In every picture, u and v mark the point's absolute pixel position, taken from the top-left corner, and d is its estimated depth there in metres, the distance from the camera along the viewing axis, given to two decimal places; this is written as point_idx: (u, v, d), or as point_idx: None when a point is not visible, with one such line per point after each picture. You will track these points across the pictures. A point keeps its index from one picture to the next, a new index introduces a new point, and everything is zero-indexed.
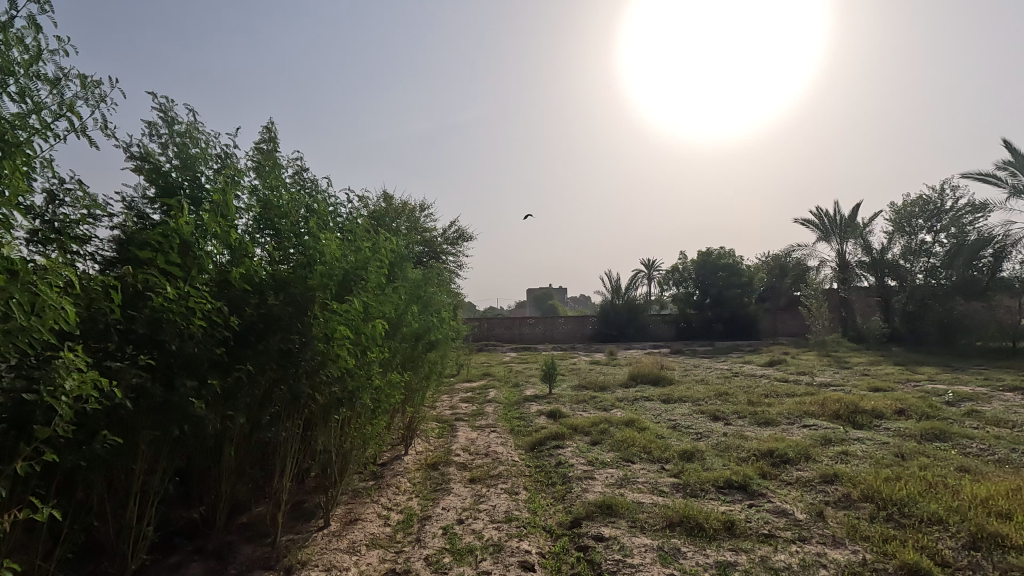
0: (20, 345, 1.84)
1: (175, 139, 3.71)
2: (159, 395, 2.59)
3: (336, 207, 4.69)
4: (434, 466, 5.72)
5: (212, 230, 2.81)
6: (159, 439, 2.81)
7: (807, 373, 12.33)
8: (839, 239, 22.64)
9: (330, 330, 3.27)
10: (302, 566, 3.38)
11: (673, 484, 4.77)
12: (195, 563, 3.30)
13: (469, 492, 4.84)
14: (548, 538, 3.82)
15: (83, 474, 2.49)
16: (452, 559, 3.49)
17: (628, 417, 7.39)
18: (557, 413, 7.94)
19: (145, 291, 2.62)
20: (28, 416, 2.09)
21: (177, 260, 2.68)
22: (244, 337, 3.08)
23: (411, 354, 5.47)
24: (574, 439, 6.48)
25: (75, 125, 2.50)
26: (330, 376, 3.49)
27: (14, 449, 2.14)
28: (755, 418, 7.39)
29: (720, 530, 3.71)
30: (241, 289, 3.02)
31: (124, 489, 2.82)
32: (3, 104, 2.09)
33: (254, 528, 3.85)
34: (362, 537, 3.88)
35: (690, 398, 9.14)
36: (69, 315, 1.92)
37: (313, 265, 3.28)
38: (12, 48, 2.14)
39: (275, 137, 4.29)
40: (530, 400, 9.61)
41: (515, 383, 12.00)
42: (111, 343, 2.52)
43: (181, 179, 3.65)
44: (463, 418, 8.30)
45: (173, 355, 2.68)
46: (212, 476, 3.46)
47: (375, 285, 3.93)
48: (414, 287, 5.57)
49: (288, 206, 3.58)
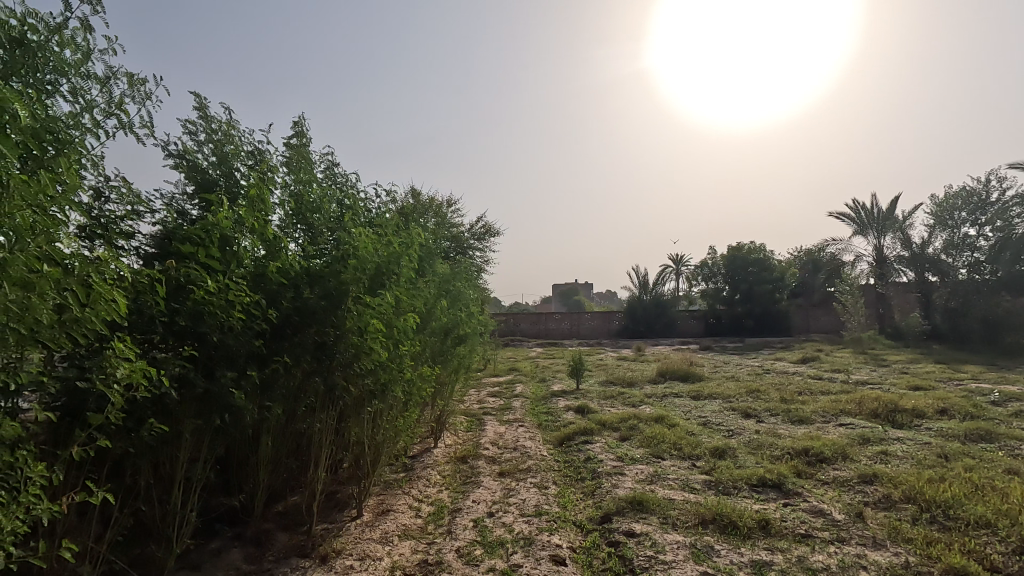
0: (73, 335, 1.91)
1: (210, 136, 3.80)
2: (201, 386, 2.66)
3: (366, 202, 4.74)
4: (463, 459, 5.77)
5: (249, 225, 2.88)
6: (202, 428, 2.89)
7: (841, 372, 11.77)
8: (876, 233, 21.93)
9: (363, 323, 3.30)
10: (337, 555, 3.44)
11: (705, 481, 4.71)
12: (235, 549, 3.38)
13: (499, 486, 4.85)
14: (578, 533, 3.82)
15: (132, 459, 2.58)
16: (484, 552, 3.51)
17: (657, 413, 7.31)
18: (585, 408, 7.91)
19: (187, 284, 2.70)
20: (81, 404, 2.17)
21: (217, 254, 2.76)
22: (280, 330, 3.16)
23: (441, 349, 5.52)
24: (603, 434, 6.43)
25: (123, 122, 2.58)
26: (363, 369, 3.55)
27: (69, 435, 2.23)
28: (789, 416, 7.20)
29: (754, 529, 3.64)
30: (278, 283, 3.10)
31: (169, 476, 2.91)
32: (57, 103, 2.16)
33: (290, 516, 3.94)
34: (394, 528, 3.93)
35: (720, 395, 8.98)
36: (120, 307, 1.99)
37: (347, 259, 3.33)
38: (64, 49, 2.21)
39: (305, 132, 4.36)
40: (558, 395, 9.58)
41: (542, 378, 11.98)
42: (156, 334, 2.60)
43: (217, 176, 3.75)
44: (491, 412, 8.35)
45: (214, 347, 2.75)
46: (249, 465, 3.54)
47: (406, 280, 3.97)
48: (443, 281, 5.60)
49: (319, 200, 3.66)
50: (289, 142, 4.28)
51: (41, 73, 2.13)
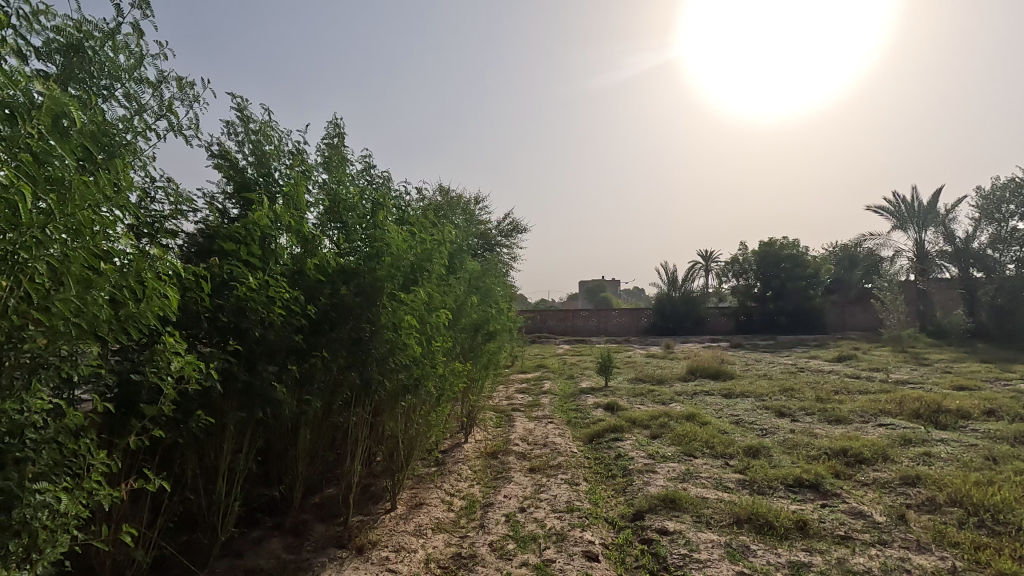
0: (128, 330, 2.00)
1: (250, 137, 3.91)
2: (244, 379, 2.75)
3: (399, 201, 4.81)
4: (493, 455, 5.81)
5: (287, 223, 2.96)
6: (245, 420, 2.98)
7: (879, 371, 11.43)
8: (917, 227, 21.17)
9: (397, 319, 3.39)
10: (373, 546, 3.50)
11: (739, 480, 4.64)
12: (275, 539, 3.48)
13: (530, 481, 4.88)
14: (610, 530, 3.81)
15: (181, 450, 2.68)
16: (516, 546, 3.54)
17: (688, 411, 7.22)
18: (615, 406, 7.88)
19: (230, 281, 2.78)
20: (135, 395, 2.26)
21: (258, 252, 2.85)
22: (318, 326, 3.23)
23: (471, 344, 5.57)
24: (633, 432, 6.39)
25: (173, 124, 2.67)
26: (398, 363, 3.61)
27: (124, 425, 2.33)
28: (825, 416, 7.02)
29: (791, 529, 3.58)
30: (316, 280, 3.18)
31: (213, 466, 3.00)
32: (112, 107, 2.25)
33: (326, 507, 4.03)
34: (427, 521, 3.98)
35: (753, 393, 8.82)
36: (172, 302, 2.07)
37: (381, 257, 3.40)
38: (119, 55, 2.29)
39: (341, 131, 4.44)
40: (586, 392, 9.55)
41: (570, 375, 11.95)
42: (202, 330, 2.69)
43: (256, 176, 3.85)
44: (519, 409, 8.37)
45: (256, 342, 2.83)
46: (287, 457, 3.62)
47: (437, 278, 4.03)
48: (473, 278, 5.64)
49: (354, 199, 3.72)
50: (324, 141, 4.38)
51: (97, 78, 2.21)
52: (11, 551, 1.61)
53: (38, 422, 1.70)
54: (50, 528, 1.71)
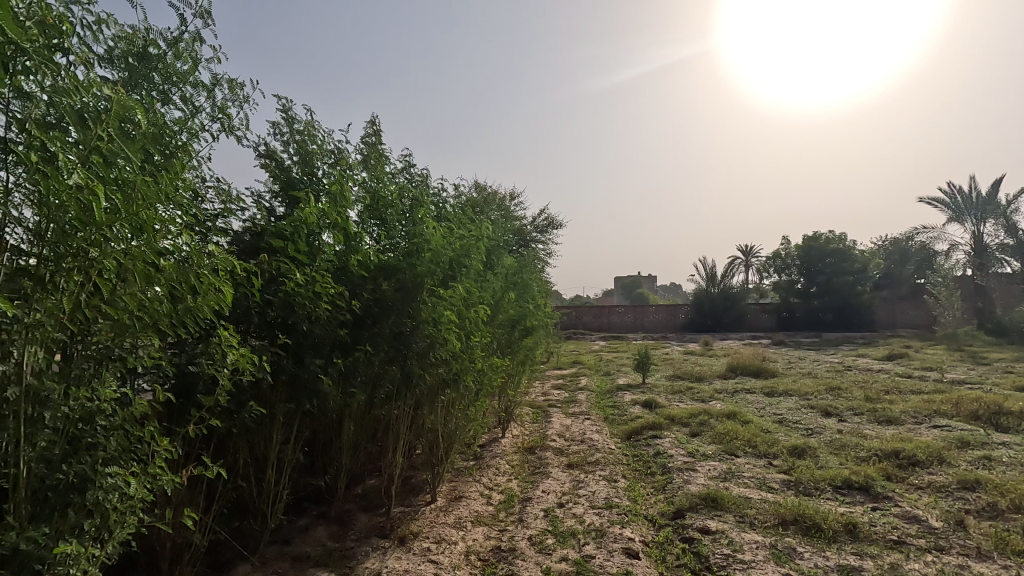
0: (187, 323, 2.08)
1: (294, 137, 4.03)
2: (292, 372, 2.84)
3: (437, 197, 4.87)
4: (531, 450, 5.82)
5: (332, 220, 3.03)
6: (293, 412, 3.08)
7: (934, 370, 10.90)
8: (974, 219, 20.08)
9: (437, 314, 3.47)
10: (414, 537, 3.58)
11: (783, 481, 4.52)
12: (321, 527, 3.58)
13: (568, 477, 4.87)
14: (650, 527, 3.77)
15: (234, 439, 2.79)
16: (555, 541, 3.54)
17: (729, 409, 7.07)
18: (653, 403, 7.79)
19: (278, 276, 2.87)
20: (193, 386, 2.36)
21: (304, 250, 2.92)
22: (361, 320, 3.31)
23: (508, 340, 5.60)
24: (672, 429, 6.30)
25: (226, 126, 2.77)
26: (438, 358, 3.67)
27: (183, 414, 2.44)
28: (875, 416, 6.76)
29: (840, 532, 3.47)
30: (360, 275, 3.26)
31: (264, 456, 3.11)
32: (171, 110, 2.35)
33: (369, 498, 4.12)
34: (467, 514, 4.04)
35: (797, 392, 8.56)
36: (227, 298, 2.15)
37: (421, 252, 3.46)
38: (179, 61, 2.39)
39: (380, 130, 4.53)
40: (623, 389, 9.46)
41: (606, 372, 11.86)
42: (252, 323, 2.79)
43: (301, 174, 3.96)
44: (556, 404, 8.36)
45: (303, 336, 2.91)
46: (332, 448, 3.72)
47: (475, 274, 4.07)
48: (510, 274, 5.66)
49: (393, 197, 3.78)
50: (363, 140, 4.46)
51: (158, 82, 2.32)
52: (85, 529, 1.73)
53: (108, 409, 1.81)
54: (120, 510, 1.83)
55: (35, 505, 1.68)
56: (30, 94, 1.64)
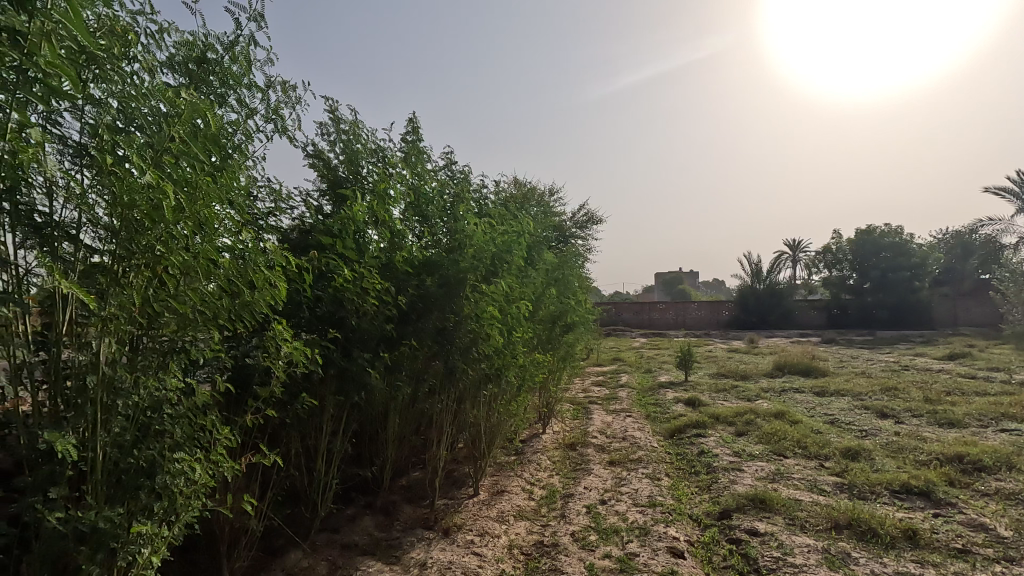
0: (245, 316, 2.16)
1: (340, 137, 4.12)
2: (341, 365, 2.92)
3: (478, 194, 4.90)
4: (572, 446, 5.80)
5: (378, 217, 3.09)
6: (342, 404, 3.16)
7: (1000, 371, 10.26)
8: None
9: (479, 309, 3.49)
10: (458, 529, 3.63)
11: (835, 483, 4.35)
12: (368, 517, 3.67)
13: (609, 474, 4.83)
14: (696, 527, 3.70)
15: (287, 429, 2.89)
16: (598, 538, 3.52)
17: (777, 408, 6.85)
18: (696, 401, 7.63)
19: (327, 272, 2.96)
20: (249, 377, 2.46)
21: (351, 247, 2.97)
22: (406, 316, 3.37)
23: (550, 336, 5.59)
24: (717, 428, 6.16)
25: (279, 127, 2.86)
26: (480, 353, 3.70)
27: (241, 404, 2.54)
28: (935, 418, 6.42)
29: (898, 538, 3.32)
30: (404, 271, 3.32)
31: (314, 446, 3.21)
32: (228, 113, 2.45)
33: (413, 489, 4.20)
34: (509, 508, 4.06)
35: (850, 392, 8.22)
36: (281, 293, 2.21)
37: (464, 248, 3.49)
38: (235, 64, 2.49)
39: (420, 128, 4.58)
40: (665, 386, 9.31)
41: (648, 369, 11.69)
42: (303, 318, 2.88)
43: (347, 173, 4.06)
44: (597, 401, 8.30)
45: (352, 331, 2.99)
46: (378, 440, 3.80)
47: (517, 270, 4.08)
48: (551, 270, 5.65)
49: (434, 194, 3.82)
50: (405, 138, 4.53)
51: (216, 86, 2.42)
52: (155, 511, 1.83)
53: (173, 398, 1.90)
54: (185, 493, 1.93)
55: (110, 488, 1.79)
56: (105, 100, 1.75)
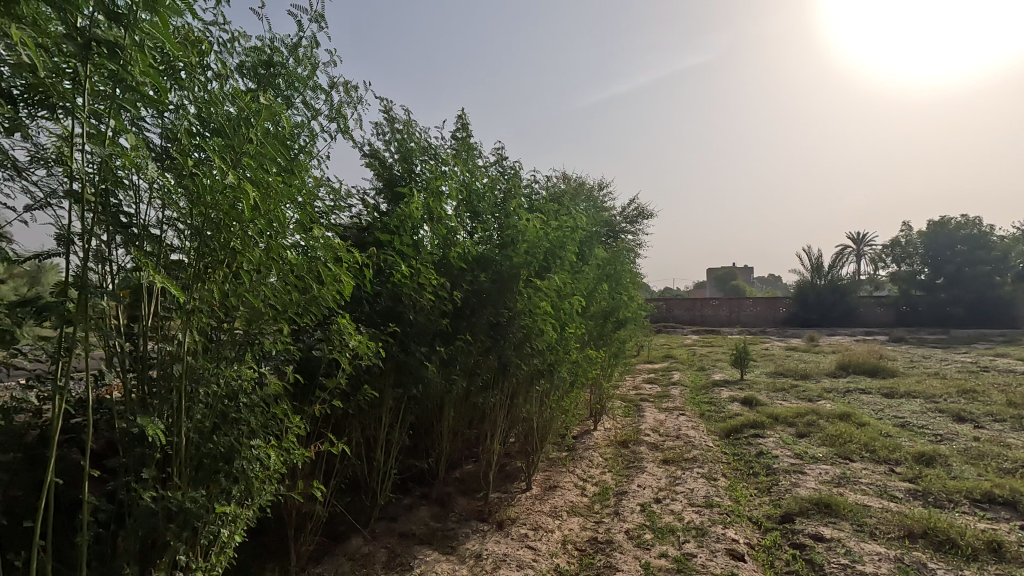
0: (312, 310, 2.25)
1: (395, 136, 4.21)
2: (400, 358, 3.00)
3: (529, 189, 4.90)
4: (624, 444, 5.74)
5: (434, 213, 3.14)
6: (400, 396, 3.25)
7: None
8: None
9: (533, 304, 3.51)
10: (512, 523, 3.66)
11: (908, 490, 4.12)
12: (424, 507, 3.75)
13: (664, 473, 4.74)
14: (756, 530, 3.59)
15: (350, 419, 2.99)
16: (654, 537, 3.47)
17: (841, 409, 6.54)
18: (753, 400, 7.39)
19: (386, 268, 3.03)
20: (315, 368, 2.57)
21: (408, 243, 3.03)
22: (460, 311, 3.43)
23: (601, 332, 5.54)
24: (776, 429, 5.94)
25: (340, 127, 2.95)
26: (534, 348, 3.72)
27: (308, 394, 2.65)
28: (1021, 424, 5.96)
29: (981, 550, 3.11)
30: (459, 267, 3.37)
31: (374, 437, 3.31)
32: (295, 115, 2.55)
33: (467, 482, 4.26)
34: (562, 503, 4.06)
35: (922, 393, 7.74)
36: (346, 288, 2.28)
37: (517, 243, 3.51)
38: (301, 67, 2.58)
39: (469, 124, 4.62)
40: (719, 385, 9.04)
41: (700, 367, 11.40)
42: (364, 312, 2.97)
43: (401, 171, 4.14)
44: (648, 399, 8.16)
45: (410, 325, 3.06)
46: (433, 432, 3.87)
47: (569, 265, 4.06)
48: (603, 265, 5.59)
49: (485, 190, 3.85)
50: (456, 135, 4.58)
51: (283, 89, 2.52)
52: (234, 494, 1.94)
53: (248, 388, 2.00)
54: (260, 478, 2.03)
55: (194, 470, 1.91)
56: (188, 105, 1.85)
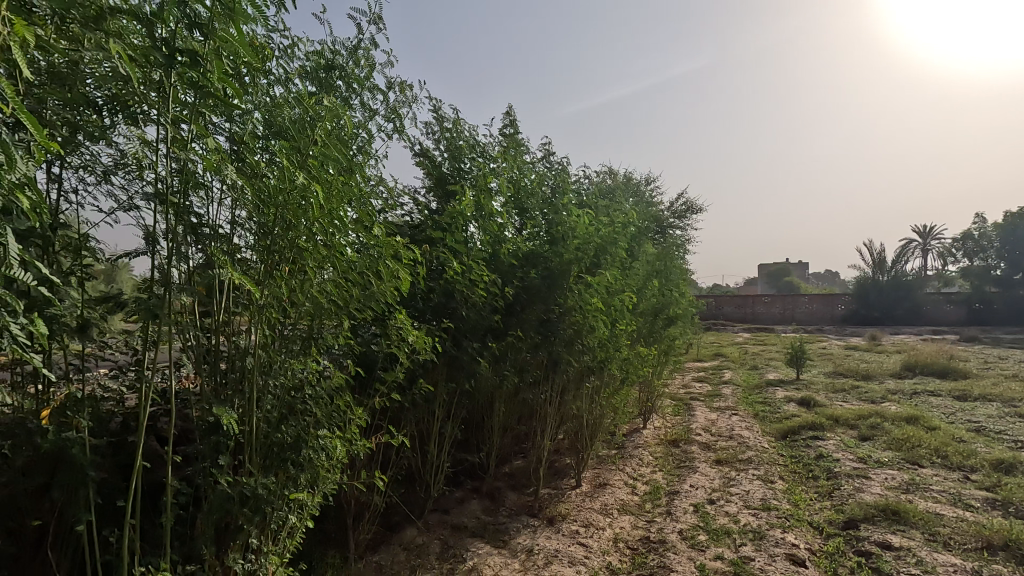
0: (372, 306, 2.32)
1: (444, 134, 4.27)
2: (452, 353, 3.05)
3: (577, 184, 4.86)
4: (675, 443, 5.64)
5: (485, 210, 3.17)
6: (453, 391, 3.30)
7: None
8: None
9: (584, 300, 3.50)
10: (563, 519, 3.66)
11: (985, 499, 3.87)
12: (475, 501, 3.80)
13: (717, 473, 4.63)
14: (817, 535, 3.45)
15: (405, 412, 3.06)
16: (708, 538, 3.40)
17: (908, 412, 6.20)
18: (811, 401, 7.10)
19: (439, 264, 3.08)
20: (373, 362, 2.64)
21: (460, 240, 3.07)
22: (511, 307, 3.45)
23: (651, 329, 5.45)
24: (837, 431, 5.69)
25: (395, 126, 3.01)
26: (584, 345, 3.70)
27: (366, 388, 2.73)
28: None
29: None
30: (510, 263, 3.39)
31: (427, 430, 3.38)
32: (354, 116, 2.62)
33: (517, 477, 4.28)
34: (613, 501, 4.03)
35: (999, 396, 7.24)
36: (404, 284, 2.34)
37: (568, 239, 3.50)
38: (359, 69, 2.65)
39: (517, 120, 4.63)
40: (773, 385, 8.74)
41: (753, 366, 11.05)
42: (418, 308, 3.03)
43: (451, 169, 4.19)
44: (698, 398, 7.97)
45: (462, 321, 3.10)
46: (484, 427, 3.91)
47: (620, 261, 4.02)
48: (653, 262, 5.49)
49: (534, 186, 3.85)
50: (504, 132, 4.60)
51: (342, 91, 2.59)
52: (300, 481, 2.02)
53: (314, 380, 2.08)
54: (325, 467, 2.11)
55: (264, 458, 2.00)
56: (259, 109, 1.93)
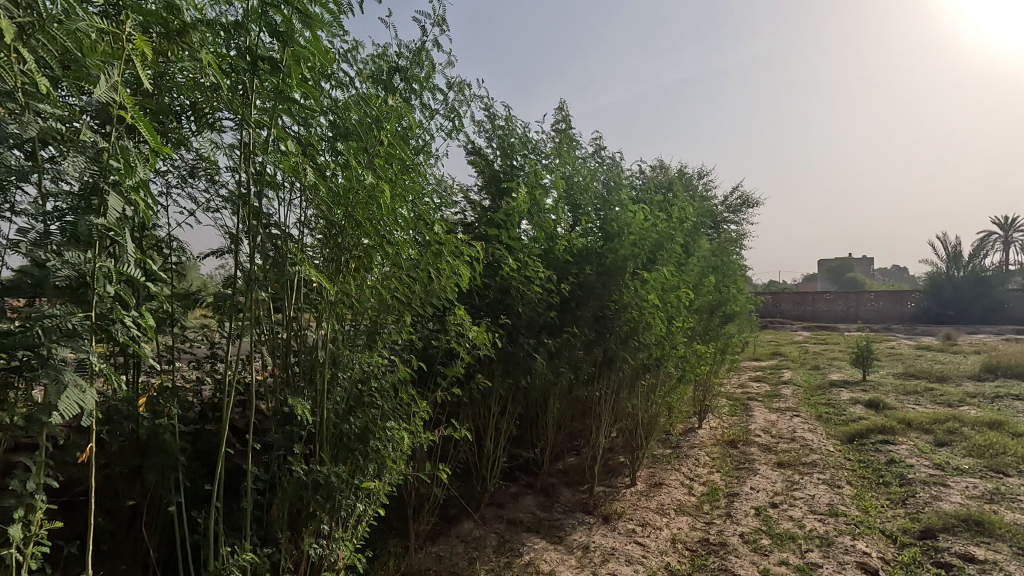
0: (433, 302, 2.37)
1: (497, 132, 4.29)
2: (508, 349, 3.08)
3: (630, 178, 4.79)
4: (732, 444, 5.47)
5: (541, 207, 3.18)
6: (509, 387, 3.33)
7: None
8: None
9: (640, 297, 3.45)
10: (619, 517, 3.62)
11: None
12: (530, 496, 3.82)
13: (779, 476, 4.47)
14: (890, 544, 3.27)
15: (462, 407, 3.11)
16: (771, 542, 3.28)
17: (990, 417, 5.78)
18: (879, 403, 6.74)
19: (495, 261, 3.11)
20: (433, 357, 2.70)
21: (515, 236, 3.08)
22: (566, 304, 3.44)
23: (707, 326, 5.31)
24: (910, 435, 5.37)
25: (452, 125, 3.06)
26: (640, 341, 3.65)
27: (427, 382, 2.80)
28: None
29: None
30: (565, 259, 3.38)
31: (483, 425, 3.42)
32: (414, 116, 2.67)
33: (571, 474, 4.27)
34: (669, 501, 3.96)
35: None
36: (465, 280, 2.37)
37: (623, 235, 3.46)
38: (419, 70, 2.70)
39: (569, 116, 4.60)
40: (836, 386, 8.34)
41: (814, 365, 10.58)
42: (474, 304, 3.07)
43: (503, 166, 4.21)
44: (756, 398, 7.70)
45: (518, 317, 3.12)
46: (539, 423, 3.92)
47: (676, 256, 3.93)
48: (709, 257, 5.35)
49: (588, 182, 3.82)
50: (556, 127, 4.58)
51: (403, 92, 2.65)
52: (367, 471, 2.09)
53: (379, 374, 2.15)
54: (390, 458, 2.18)
55: (335, 447, 2.08)
56: (326, 111, 2.00)
